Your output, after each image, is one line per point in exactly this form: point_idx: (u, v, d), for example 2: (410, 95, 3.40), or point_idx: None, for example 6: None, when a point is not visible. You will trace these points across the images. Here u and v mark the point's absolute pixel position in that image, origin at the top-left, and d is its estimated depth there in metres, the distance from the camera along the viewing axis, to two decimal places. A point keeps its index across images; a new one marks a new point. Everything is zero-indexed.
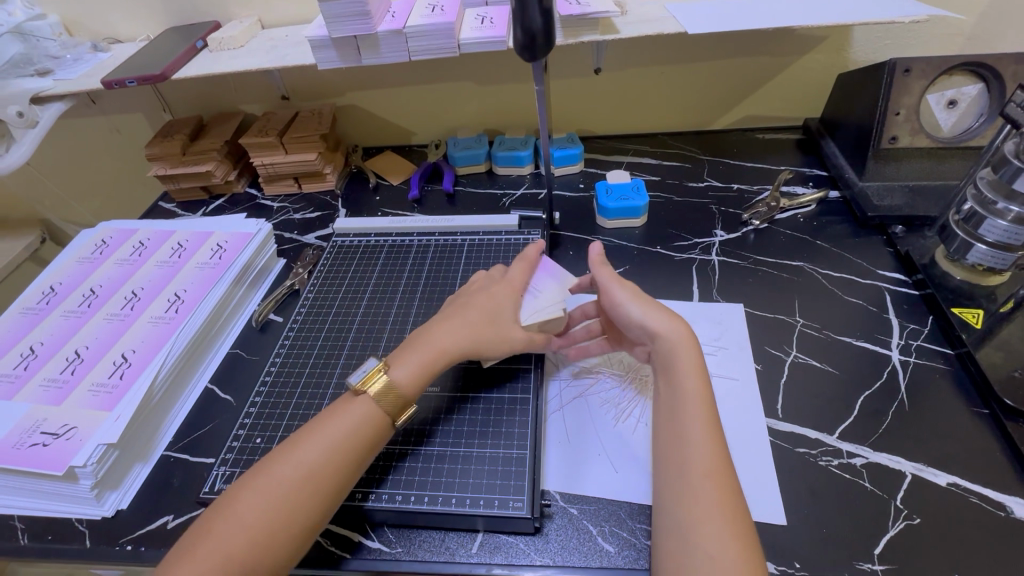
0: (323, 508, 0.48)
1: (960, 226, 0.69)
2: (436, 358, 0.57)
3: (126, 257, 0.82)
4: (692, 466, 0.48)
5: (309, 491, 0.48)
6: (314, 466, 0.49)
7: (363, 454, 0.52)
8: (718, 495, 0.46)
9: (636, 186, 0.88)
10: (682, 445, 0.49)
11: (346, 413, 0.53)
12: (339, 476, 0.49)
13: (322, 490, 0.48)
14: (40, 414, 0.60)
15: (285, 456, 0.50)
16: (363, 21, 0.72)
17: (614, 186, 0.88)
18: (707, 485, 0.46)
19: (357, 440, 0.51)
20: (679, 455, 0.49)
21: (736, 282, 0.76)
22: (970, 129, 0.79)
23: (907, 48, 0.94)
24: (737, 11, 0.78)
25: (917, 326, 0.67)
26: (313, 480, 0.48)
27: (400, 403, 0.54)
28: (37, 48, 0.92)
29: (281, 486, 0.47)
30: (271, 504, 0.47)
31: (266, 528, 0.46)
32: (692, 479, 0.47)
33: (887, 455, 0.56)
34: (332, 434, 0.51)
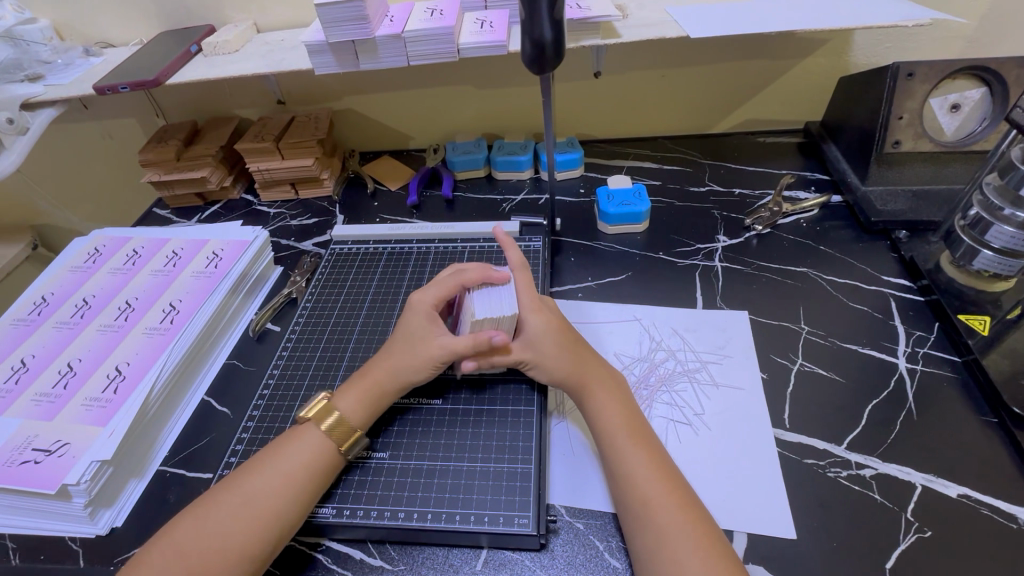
0: (267, 539, 0.48)
1: (966, 232, 0.68)
2: (377, 388, 0.57)
3: (119, 266, 0.80)
4: (640, 489, 0.48)
5: (254, 520, 0.48)
6: (259, 495, 0.49)
7: (313, 485, 0.51)
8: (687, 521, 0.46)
9: (637, 192, 0.87)
10: (624, 471, 0.50)
11: (298, 442, 0.53)
12: (285, 506, 0.49)
13: (267, 520, 0.48)
14: (32, 430, 0.59)
15: (235, 485, 0.50)
16: (361, 26, 0.70)
17: (615, 193, 0.86)
18: (670, 509, 0.47)
19: (306, 470, 0.51)
20: (622, 479, 0.50)
21: (740, 289, 0.75)
22: (974, 133, 0.78)
23: (908, 51, 0.93)
24: (738, 15, 0.78)
25: (923, 333, 0.67)
26: (257, 510, 0.48)
27: (349, 433, 0.54)
28: (27, 53, 0.90)
29: (226, 516, 0.48)
30: (215, 535, 0.47)
31: (206, 560, 0.45)
32: (651, 502, 0.47)
33: (896, 466, 0.55)
34: (281, 464, 0.51)
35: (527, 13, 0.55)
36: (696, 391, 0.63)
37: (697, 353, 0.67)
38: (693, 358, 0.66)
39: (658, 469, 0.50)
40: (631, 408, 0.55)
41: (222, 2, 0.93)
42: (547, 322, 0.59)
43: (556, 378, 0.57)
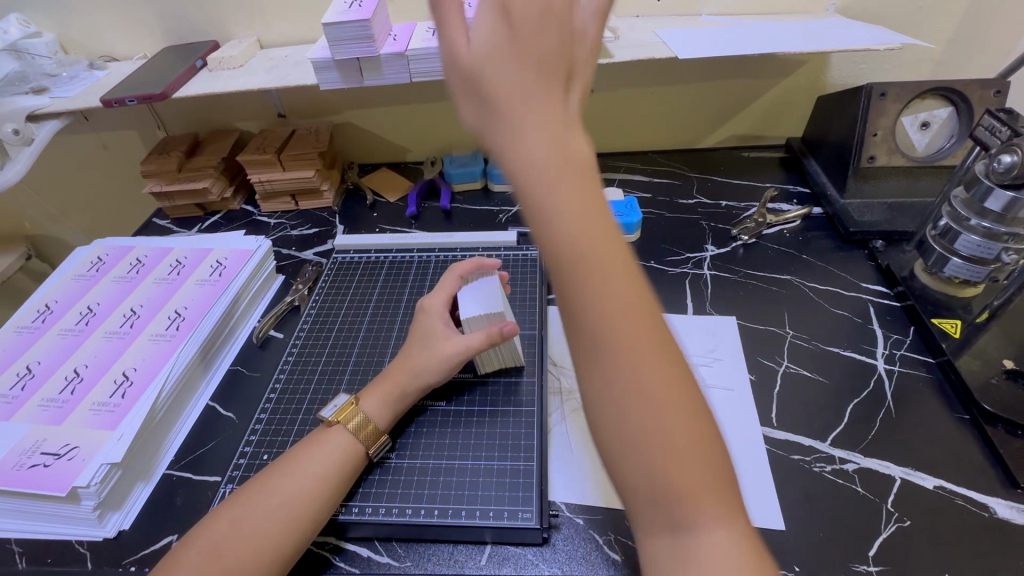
0: (301, 537, 0.49)
1: (937, 241, 0.73)
2: (399, 390, 0.59)
3: (123, 274, 0.81)
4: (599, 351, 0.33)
5: (291, 520, 0.49)
6: (294, 495, 0.50)
7: (342, 484, 0.53)
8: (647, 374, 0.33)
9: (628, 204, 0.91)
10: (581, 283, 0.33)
11: (326, 445, 0.54)
12: (319, 505, 0.51)
13: (304, 519, 0.50)
14: (40, 434, 0.60)
15: (268, 486, 0.51)
16: (367, 45, 0.74)
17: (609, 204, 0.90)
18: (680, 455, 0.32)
19: (337, 470, 0.53)
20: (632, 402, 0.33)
21: (729, 295, 0.79)
22: (942, 150, 0.84)
23: (882, 72, 0.99)
24: (723, 37, 0.82)
25: (900, 336, 0.71)
26: (294, 509, 0.50)
27: (374, 435, 0.56)
28: (32, 66, 0.93)
29: (263, 515, 0.49)
30: (253, 535, 0.48)
31: (247, 558, 0.47)
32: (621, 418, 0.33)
33: (877, 460, 0.58)
34: (312, 467, 0.53)
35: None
36: None
37: (689, 356, 0.70)
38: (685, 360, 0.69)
39: (622, 273, 0.34)
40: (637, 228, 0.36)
41: (227, 19, 0.96)
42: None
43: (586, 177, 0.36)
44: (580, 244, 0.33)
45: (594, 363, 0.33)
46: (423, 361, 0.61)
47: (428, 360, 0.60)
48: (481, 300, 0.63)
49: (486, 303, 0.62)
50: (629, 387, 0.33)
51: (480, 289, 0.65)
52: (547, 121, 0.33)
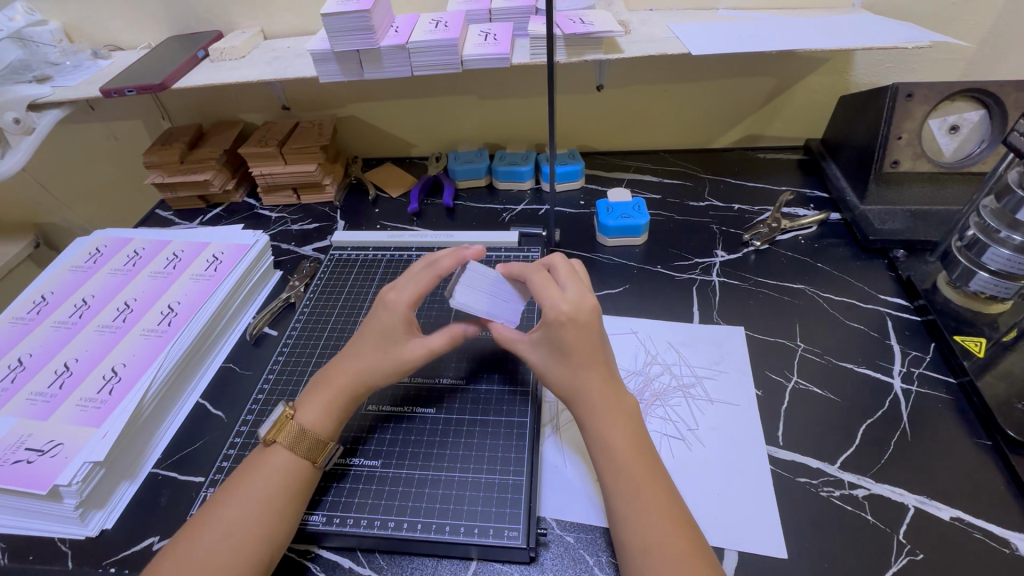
0: (256, 551, 0.47)
1: (962, 253, 0.69)
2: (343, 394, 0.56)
3: (120, 267, 0.81)
4: (638, 516, 0.46)
5: (235, 530, 0.47)
6: (243, 508, 0.48)
7: (290, 491, 0.50)
8: (660, 503, 0.47)
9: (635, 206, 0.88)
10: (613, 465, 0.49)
11: (268, 457, 0.52)
12: (266, 515, 0.48)
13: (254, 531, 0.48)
14: (25, 429, 0.59)
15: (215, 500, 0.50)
16: (367, 36, 0.71)
17: (615, 206, 0.87)
18: (665, 552, 0.44)
19: (283, 480, 0.51)
20: (621, 521, 0.47)
21: (738, 304, 0.75)
22: (971, 155, 0.79)
23: (910, 71, 0.94)
24: (740, 33, 0.78)
25: (919, 353, 0.67)
26: (239, 523, 0.47)
27: (314, 445, 0.53)
28: (37, 55, 0.92)
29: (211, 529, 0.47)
30: (200, 550, 0.46)
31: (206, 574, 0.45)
32: (651, 535, 0.45)
33: (890, 487, 0.55)
34: (262, 475, 0.51)
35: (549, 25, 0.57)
36: (690, 406, 0.63)
37: (693, 368, 0.67)
38: (688, 372, 0.66)
39: (622, 415, 0.52)
40: (639, 434, 0.51)
41: (231, 9, 0.94)
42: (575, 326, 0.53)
43: (564, 387, 0.54)
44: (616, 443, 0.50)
45: (632, 500, 0.47)
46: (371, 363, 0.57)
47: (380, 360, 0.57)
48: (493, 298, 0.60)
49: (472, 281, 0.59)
50: (660, 518, 0.46)
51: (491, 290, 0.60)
52: (616, 432, 0.51)
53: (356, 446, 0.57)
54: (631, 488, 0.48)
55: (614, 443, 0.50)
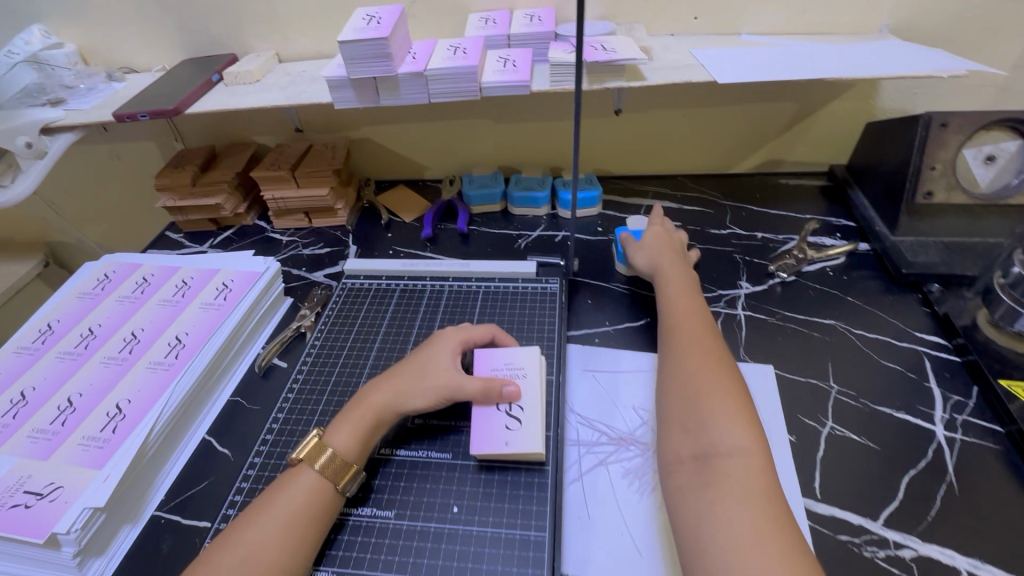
0: None
1: (1005, 291, 0.66)
2: (374, 417, 0.56)
3: (128, 294, 0.79)
4: (697, 369, 0.56)
5: (264, 575, 0.45)
6: (268, 549, 0.46)
7: (318, 533, 0.49)
8: (733, 402, 0.52)
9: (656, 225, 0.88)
10: (688, 368, 0.56)
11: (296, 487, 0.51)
12: (290, 556, 0.47)
13: (280, 573, 0.45)
14: (25, 470, 0.57)
15: (231, 541, 0.47)
16: (384, 63, 0.70)
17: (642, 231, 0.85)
18: (722, 393, 0.53)
19: (306, 515, 0.49)
20: (676, 372, 0.57)
21: (765, 339, 0.72)
22: (1010, 186, 0.76)
23: (939, 97, 0.91)
24: (766, 59, 0.76)
25: (961, 398, 0.63)
26: (264, 565, 0.45)
27: (342, 469, 0.53)
28: (52, 78, 0.92)
29: (231, 570, 0.45)
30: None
31: None
32: (702, 372, 0.56)
33: (939, 547, 0.51)
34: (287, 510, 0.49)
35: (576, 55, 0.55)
36: None
37: None
38: None
39: (693, 313, 0.65)
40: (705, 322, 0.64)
41: (247, 32, 0.94)
42: (670, 254, 0.76)
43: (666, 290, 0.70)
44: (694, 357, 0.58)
45: (694, 360, 0.57)
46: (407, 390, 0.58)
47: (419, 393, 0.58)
48: (506, 430, 0.56)
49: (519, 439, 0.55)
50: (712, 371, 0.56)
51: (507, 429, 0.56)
52: (682, 314, 0.65)
53: (368, 493, 0.55)
54: (679, 360, 0.58)
55: (681, 324, 0.63)
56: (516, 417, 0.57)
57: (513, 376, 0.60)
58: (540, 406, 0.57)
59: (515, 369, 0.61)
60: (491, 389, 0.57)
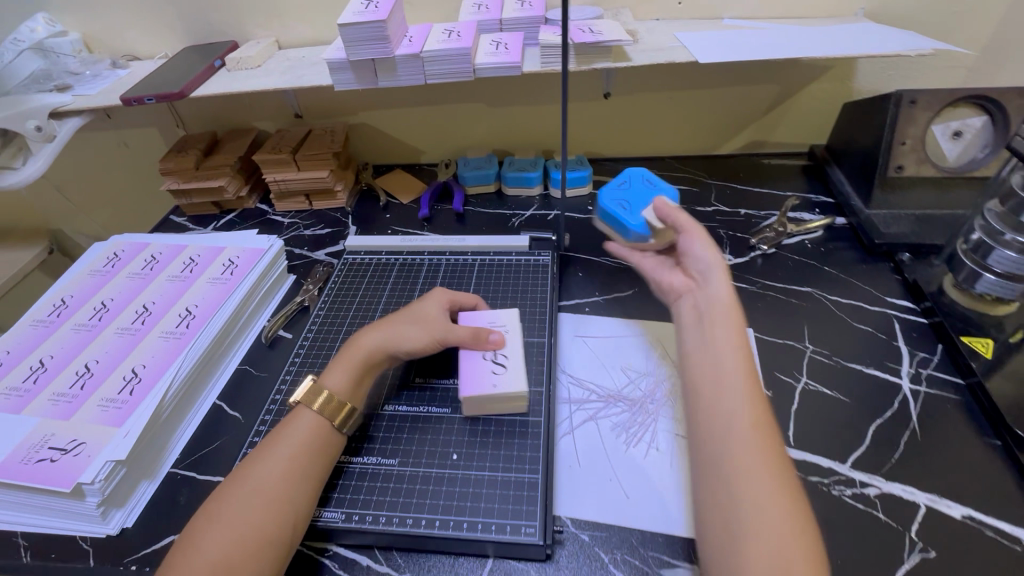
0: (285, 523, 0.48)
1: (967, 256, 0.70)
2: (366, 359, 0.60)
3: (137, 270, 0.82)
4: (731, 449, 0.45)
5: (273, 505, 0.48)
6: (273, 483, 0.50)
7: (318, 468, 0.53)
8: (773, 481, 0.43)
9: (640, 178, 0.72)
10: (721, 446, 0.46)
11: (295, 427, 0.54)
12: (299, 489, 0.50)
13: (291, 504, 0.49)
14: (49, 429, 0.60)
15: (243, 477, 0.50)
16: (382, 46, 0.73)
17: (610, 192, 0.71)
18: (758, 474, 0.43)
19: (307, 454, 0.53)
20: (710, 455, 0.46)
21: (746, 306, 0.76)
22: (975, 161, 0.80)
23: (913, 78, 0.95)
24: (746, 41, 0.80)
25: (927, 355, 0.68)
26: (277, 496, 0.49)
27: (339, 409, 0.56)
28: (58, 65, 0.95)
29: (245, 502, 0.48)
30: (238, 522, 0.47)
31: (240, 547, 0.45)
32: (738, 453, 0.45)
33: (900, 485, 0.55)
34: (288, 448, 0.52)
35: (562, 33, 0.59)
36: None
37: None
38: None
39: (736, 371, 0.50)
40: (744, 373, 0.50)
41: (247, 20, 0.97)
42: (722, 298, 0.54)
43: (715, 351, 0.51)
44: (736, 417, 0.46)
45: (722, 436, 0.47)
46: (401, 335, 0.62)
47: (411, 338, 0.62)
48: (493, 372, 0.59)
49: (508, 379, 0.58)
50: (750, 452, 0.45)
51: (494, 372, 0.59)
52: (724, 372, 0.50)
53: (373, 444, 0.59)
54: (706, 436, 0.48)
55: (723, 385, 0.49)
56: (501, 363, 0.60)
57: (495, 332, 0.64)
58: (523, 353, 0.61)
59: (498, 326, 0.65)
60: (479, 338, 0.62)
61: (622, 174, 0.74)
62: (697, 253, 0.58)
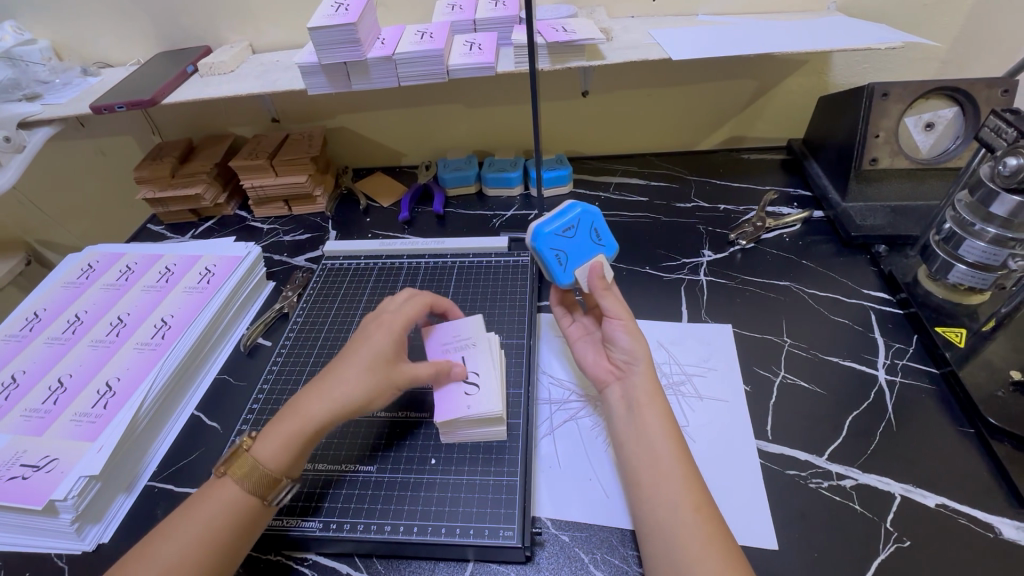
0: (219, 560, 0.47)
1: (941, 247, 0.70)
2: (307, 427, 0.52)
3: (112, 281, 0.81)
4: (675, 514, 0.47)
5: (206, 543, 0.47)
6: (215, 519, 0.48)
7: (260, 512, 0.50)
8: (718, 548, 0.44)
9: (590, 225, 0.63)
10: (666, 512, 0.47)
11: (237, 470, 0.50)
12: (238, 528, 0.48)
13: (218, 555, 0.47)
14: (21, 446, 0.59)
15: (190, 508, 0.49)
16: (353, 49, 0.72)
17: (551, 237, 0.61)
18: (695, 536, 0.45)
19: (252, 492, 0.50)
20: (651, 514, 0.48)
21: (725, 301, 0.77)
22: (947, 151, 0.81)
23: (887, 71, 0.96)
24: (718, 37, 0.81)
25: (903, 345, 0.68)
26: (205, 545, 0.47)
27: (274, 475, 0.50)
28: (26, 73, 0.91)
29: (174, 545, 0.46)
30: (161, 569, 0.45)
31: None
32: (677, 511, 0.47)
33: (876, 476, 0.56)
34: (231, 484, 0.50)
35: (530, 32, 0.58)
36: (681, 403, 0.64)
37: (682, 366, 0.68)
38: (677, 371, 0.67)
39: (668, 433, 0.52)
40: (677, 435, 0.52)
41: (219, 24, 0.95)
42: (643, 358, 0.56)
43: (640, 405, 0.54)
44: (678, 503, 0.47)
45: (664, 493, 0.48)
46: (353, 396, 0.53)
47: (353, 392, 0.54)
48: (467, 395, 0.57)
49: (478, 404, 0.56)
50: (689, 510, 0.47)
51: (471, 395, 0.57)
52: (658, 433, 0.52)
53: (352, 451, 0.58)
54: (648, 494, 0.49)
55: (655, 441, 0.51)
56: (473, 384, 0.57)
57: (462, 348, 0.62)
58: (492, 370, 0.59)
59: (464, 341, 0.62)
60: (439, 368, 0.57)
61: (563, 211, 0.63)
62: (620, 343, 0.58)
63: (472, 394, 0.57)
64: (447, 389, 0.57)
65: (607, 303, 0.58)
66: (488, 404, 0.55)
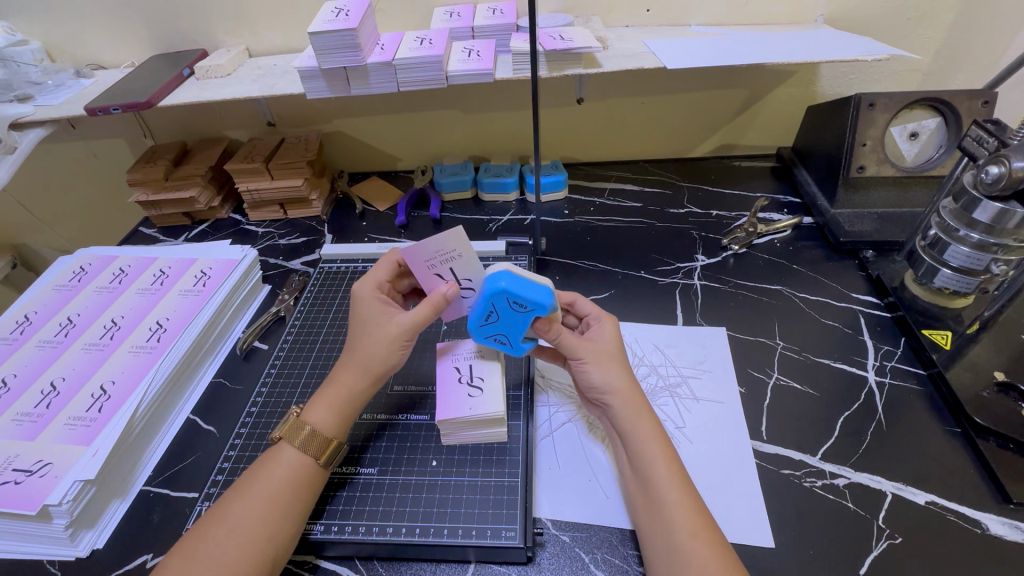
0: (264, 556, 0.46)
1: (927, 252, 0.72)
2: (352, 391, 0.56)
3: (105, 284, 0.80)
4: (674, 528, 0.47)
5: (249, 543, 0.46)
6: (254, 520, 0.47)
7: (304, 502, 0.51)
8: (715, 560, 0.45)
9: (506, 300, 0.54)
10: (671, 526, 0.47)
11: (280, 456, 0.52)
12: (279, 525, 0.48)
13: (287, 509, 0.49)
14: (12, 450, 0.58)
15: (220, 516, 0.48)
16: (353, 54, 0.73)
17: (479, 329, 0.57)
18: (694, 541, 0.46)
19: (285, 484, 0.50)
20: (653, 522, 0.48)
21: (719, 306, 0.78)
22: (931, 160, 0.84)
23: (871, 82, 0.99)
24: (711, 47, 0.83)
25: (891, 347, 0.70)
26: (274, 503, 0.49)
27: (325, 445, 0.53)
28: (18, 74, 0.91)
29: (248, 504, 0.48)
30: (237, 528, 0.47)
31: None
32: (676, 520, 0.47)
33: (868, 475, 0.57)
34: (265, 483, 0.50)
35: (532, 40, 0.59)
36: (677, 405, 0.65)
37: (678, 368, 0.69)
38: (674, 373, 0.68)
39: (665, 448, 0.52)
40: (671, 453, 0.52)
41: (216, 28, 0.96)
42: (620, 375, 0.56)
43: (620, 426, 0.54)
44: (676, 528, 0.47)
45: (666, 503, 0.48)
46: (378, 359, 0.56)
47: (377, 350, 0.56)
48: (470, 397, 0.57)
49: (480, 408, 0.56)
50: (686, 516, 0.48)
51: (475, 398, 0.57)
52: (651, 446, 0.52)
53: (352, 454, 0.58)
54: (652, 499, 0.49)
55: (649, 458, 0.51)
56: (470, 289, 0.61)
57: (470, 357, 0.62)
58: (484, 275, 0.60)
59: (447, 253, 0.58)
60: (438, 307, 0.57)
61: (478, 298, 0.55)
62: (593, 375, 0.57)
63: (476, 397, 0.57)
64: (452, 394, 0.57)
65: (569, 338, 0.57)
66: (492, 405, 0.55)
